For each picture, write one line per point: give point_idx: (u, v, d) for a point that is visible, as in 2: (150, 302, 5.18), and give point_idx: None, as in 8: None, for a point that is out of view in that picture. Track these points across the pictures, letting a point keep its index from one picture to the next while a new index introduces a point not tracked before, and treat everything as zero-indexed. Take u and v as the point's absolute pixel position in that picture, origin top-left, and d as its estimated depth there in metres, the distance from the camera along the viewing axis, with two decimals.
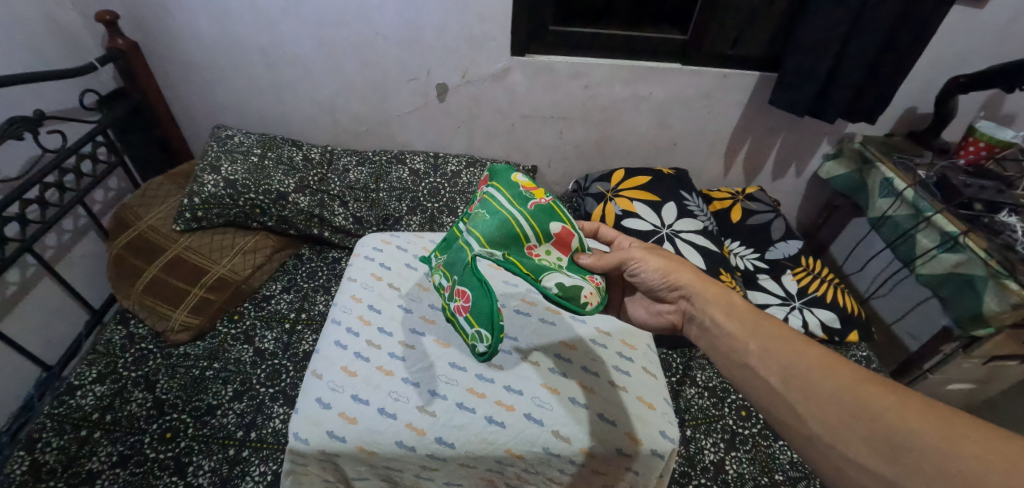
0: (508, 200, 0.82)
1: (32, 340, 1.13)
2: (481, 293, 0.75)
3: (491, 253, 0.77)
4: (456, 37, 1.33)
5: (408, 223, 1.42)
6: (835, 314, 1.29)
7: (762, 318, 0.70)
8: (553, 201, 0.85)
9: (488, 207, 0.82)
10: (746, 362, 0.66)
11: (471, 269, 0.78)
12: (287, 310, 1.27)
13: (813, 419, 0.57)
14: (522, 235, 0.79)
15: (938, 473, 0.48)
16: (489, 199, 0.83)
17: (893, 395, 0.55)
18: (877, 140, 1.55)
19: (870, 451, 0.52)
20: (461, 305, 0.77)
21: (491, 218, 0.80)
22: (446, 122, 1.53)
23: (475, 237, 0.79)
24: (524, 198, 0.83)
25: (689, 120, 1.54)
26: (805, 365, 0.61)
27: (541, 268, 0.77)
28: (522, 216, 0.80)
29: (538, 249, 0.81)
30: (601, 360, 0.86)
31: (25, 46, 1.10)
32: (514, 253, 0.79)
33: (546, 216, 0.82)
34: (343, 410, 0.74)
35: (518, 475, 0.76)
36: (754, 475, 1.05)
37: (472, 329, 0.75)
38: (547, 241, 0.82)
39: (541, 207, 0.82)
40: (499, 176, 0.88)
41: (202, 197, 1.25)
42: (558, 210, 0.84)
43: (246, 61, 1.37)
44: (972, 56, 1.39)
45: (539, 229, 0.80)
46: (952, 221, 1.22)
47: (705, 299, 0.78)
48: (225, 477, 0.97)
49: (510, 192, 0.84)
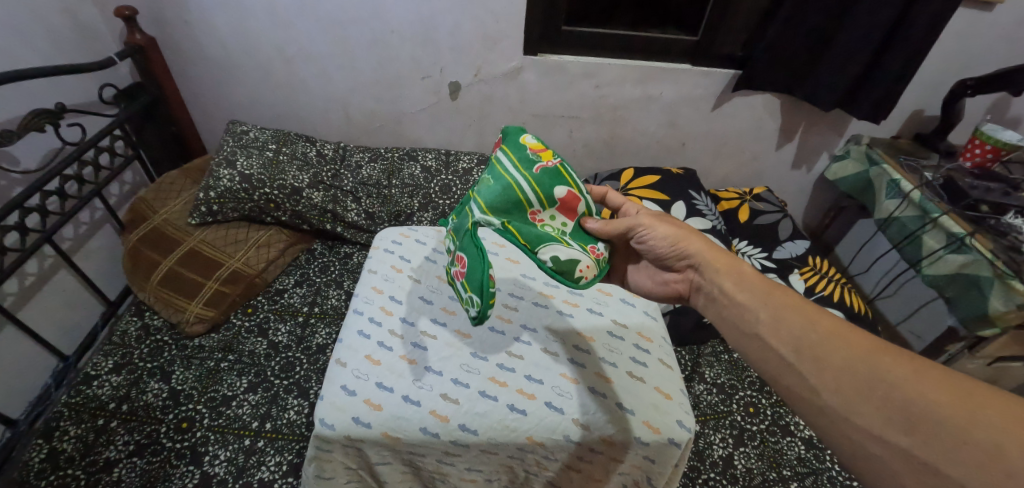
0: (513, 165, 0.83)
1: (48, 330, 1.15)
2: (477, 259, 0.75)
3: (490, 220, 0.79)
4: (470, 36, 1.35)
5: (421, 219, 1.43)
6: (841, 313, 1.31)
7: (774, 290, 0.71)
8: (560, 164, 0.84)
9: (494, 173, 0.84)
10: (757, 332, 0.67)
11: (471, 235, 0.79)
12: (300, 303, 1.29)
13: (824, 388, 0.58)
14: (525, 201, 0.81)
15: (950, 441, 0.49)
16: (496, 165, 0.85)
17: (907, 363, 0.55)
18: (883, 142, 1.56)
19: (884, 419, 0.53)
20: (460, 271, 0.79)
21: (497, 184, 0.82)
22: (458, 120, 1.55)
23: (480, 203, 0.82)
24: (530, 161, 0.83)
25: (698, 121, 1.56)
26: (818, 336, 0.62)
27: (540, 240, 0.78)
28: (526, 181, 0.81)
29: (542, 214, 0.83)
30: (619, 352, 0.87)
31: (47, 39, 1.11)
32: (514, 221, 0.80)
33: (551, 181, 0.82)
34: (368, 396, 0.75)
35: (538, 462, 0.78)
36: (763, 470, 1.06)
37: (467, 293, 0.76)
38: (551, 206, 0.83)
39: (547, 172, 0.82)
40: (509, 138, 0.88)
41: (218, 191, 1.27)
42: (564, 174, 0.83)
43: (261, 57, 1.39)
44: (979, 59, 1.41)
45: (542, 195, 0.81)
46: (958, 222, 1.24)
47: (712, 268, 0.78)
48: (240, 467, 0.98)
49: (516, 155, 0.85)
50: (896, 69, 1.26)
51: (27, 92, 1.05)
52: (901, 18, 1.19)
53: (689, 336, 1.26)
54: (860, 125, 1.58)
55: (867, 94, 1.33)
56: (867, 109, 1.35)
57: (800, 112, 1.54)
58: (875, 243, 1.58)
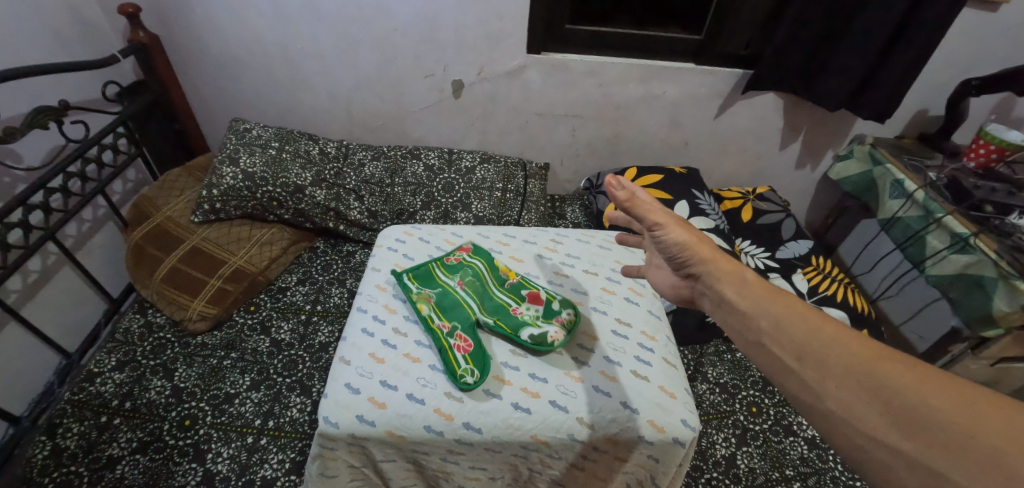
0: (489, 283, 0.93)
1: (51, 327, 1.15)
2: (477, 351, 0.81)
3: (481, 320, 0.85)
4: (473, 34, 1.34)
5: (423, 218, 1.43)
6: (845, 313, 1.31)
7: (776, 296, 0.64)
8: (523, 278, 0.95)
9: (473, 279, 0.93)
10: (758, 340, 0.61)
11: (465, 325, 0.84)
12: (302, 301, 1.29)
13: (828, 397, 0.53)
14: (502, 302, 0.89)
15: (954, 448, 0.46)
16: (473, 271, 0.94)
17: (910, 371, 0.51)
18: (887, 142, 1.56)
19: (889, 427, 0.49)
20: (462, 346, 0.81)
21: (477, 293, 0.90)
22: (461, 118, 1.54)
23: (468, 306, 0.88)
24: (500, 279, 0.94)
25: (701, 120, 1.56)
26: (822, 343, 0.57)
27: (520, 326, 0.84)
28: (501, 293, 0.91)
29: (520, 307, 0.88)
30: (623, 350, 0.86)
31: (51, 37, 1.11)
32: (501, 316, 0.86)
33: (520, 288, 0.92)
34: (372, 394, 0.75)
35: (542, 460, 0.78)
36: (765, 470, 1.06)
37: (465, 365, 0.78)
38: (524, 301, 0.89)
39: (515, 285, 0.93)
40: (478, 254, 0.98)
41: (221, 189, 1.27)
42: (529, 283, 0.94)
43: (264, 56, 1.39)
44: (984, 59, 1.40)
45: (515, 296, 0.90)
46: (963, 223, 1.23)
47: (714, 275, 0.71)
48: (243, 464, 0.98)
49: (490, 274, 0.95)
50: (901, 68, 1.25)
51: (30, 89, 1.05)
52: (906, 17, 1.18)
53: (692, 336, 1.26)
54: (864, 124, 1.57)
55: (871, 93, 1.33)
56: (871, 108, 1.34)
57: (804, 112, 1.54)
58: (879, 243, 1.58)
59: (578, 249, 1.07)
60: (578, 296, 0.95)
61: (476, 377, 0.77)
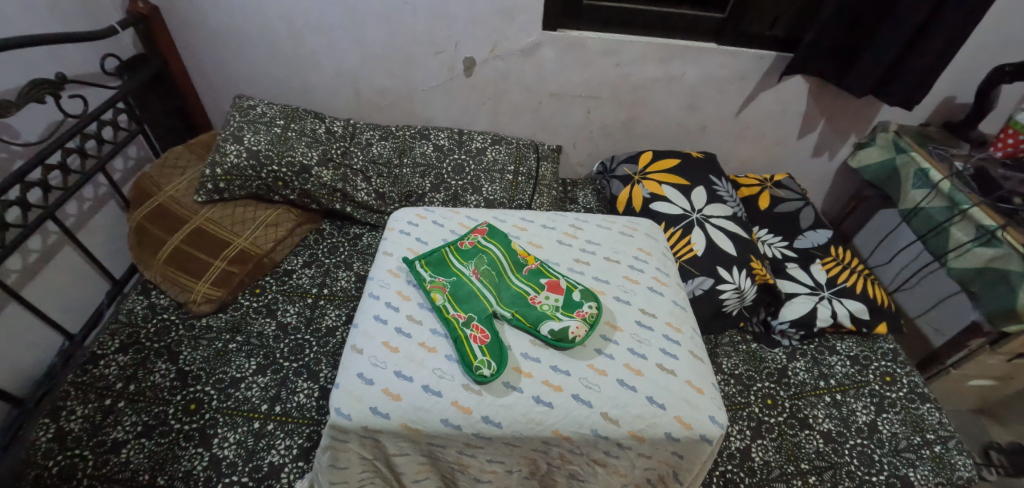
0: (508, 269, 0.90)
1: (53, 306, 1.12)
2: (495, 340, 0.77)
3: (501, 312, 0.81)
4: (487, 9, 1.28)
5: (433, 200, 1.39)
6: (864, 306, 1.28)
7: None
8: (542, 264, 0.92)
9: (491, 264, 0.90)
10: None
11: (484, 313, 0.80)
12: (309, 285, 1.26)
13: None
14: (521, 291, 0.86)
15: None
16: (489, 258, 0.91)
17: None
18: (912, 129, 1.50)
19: None
20: (477, 336, 0.77)
21: (494, 283, 0.87)
22: (472, 98, 1.49)
23: (493, 296, 0.84)
24: (519, 265, 0.91)
25: (720, 103, 1.51)
26: None
27: (541, 317, 0.80)
28: (519, 281, 0.88)
29: (538, 296, 0.85)
30: (648, 343, 0.82)
31: (44, 5, 1.06)
32: (520, 309, 0.82)
33: (540, 277, 0.89)
34: (387, 386, 0.73)
35: (563, 455, 0.76)
36: (780, 463, 1.04)
37: (481, 355, 0.75)
38: (544, 289, 0.86)
39: (534, 272, 0.89)
40: (496, 238, 0.95)
41: (224, 167, 1.23)
42: (547, 271, 0.90)
43: (267, 29, 1.33)
44: (1020, 44, 1.34)
45: (535, 284, 0.87)
46: (990, 216, 1.21)
47: None
48: (250, 450, 0.96)
49: (508, 258, 0.91)
50: (932, 53, 1.20)
51: (24, 61, 1.01)
52: None
53: (709, 325, 1.23)
54: (888, 112, 1.51)
55: (900, 78, 1.28)
56: (899, 95, 1.29)
57: (828, 97, 1.48)
58: (900, 233, 1.54)
59: (598, 235, 1.04)
60: (598, 284, 0.92)
61: (493, 370, 0.73)
